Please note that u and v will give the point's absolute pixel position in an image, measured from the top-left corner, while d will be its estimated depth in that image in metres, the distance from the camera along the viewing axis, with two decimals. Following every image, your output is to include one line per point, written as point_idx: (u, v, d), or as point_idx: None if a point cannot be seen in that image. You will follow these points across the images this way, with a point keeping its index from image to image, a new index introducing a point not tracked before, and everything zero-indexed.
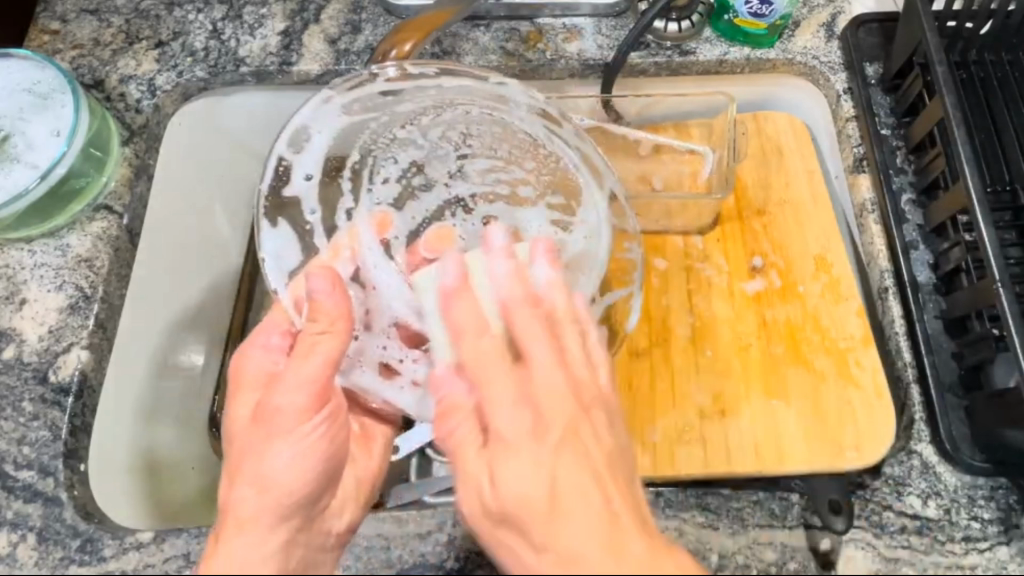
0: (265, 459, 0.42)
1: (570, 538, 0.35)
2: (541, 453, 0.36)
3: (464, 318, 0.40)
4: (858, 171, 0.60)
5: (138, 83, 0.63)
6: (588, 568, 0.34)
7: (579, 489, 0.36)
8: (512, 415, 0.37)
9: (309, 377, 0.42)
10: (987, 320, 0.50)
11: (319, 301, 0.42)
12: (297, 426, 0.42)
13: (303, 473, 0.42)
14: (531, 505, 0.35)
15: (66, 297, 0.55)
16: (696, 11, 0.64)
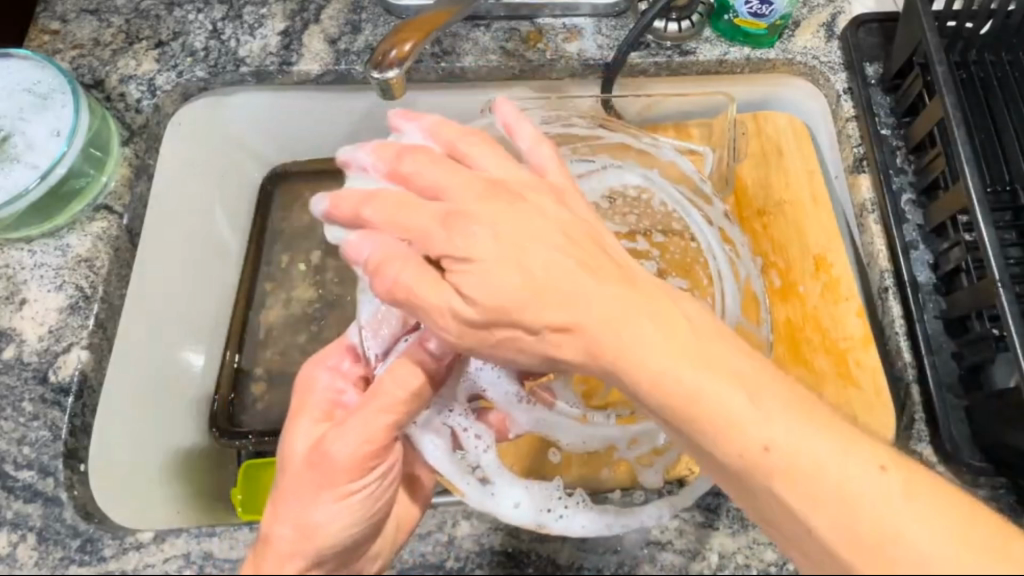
0: (312, 502, 0.41)
1: (641, 344, 0.34)
2: (644, 320, 0.34)
3: (354, 204, 0.39)
4: (859, 171, 0.60)
5: (138, 83, 0.63)
6: (729, 372, 0.33)
7: (656, 345, 0.33)
8: (541, 249, 0.36)
9: (370, 424, 0.41)
10: (987, 320, 0.50)
11: (427, 351, 0.42)
12: (346, 480, 0.41)
13: (345, 522, 0.41)
14: (557, 287, 0.35)
15: (66, 297, 0.55)
16: (696, 11, 0.64)
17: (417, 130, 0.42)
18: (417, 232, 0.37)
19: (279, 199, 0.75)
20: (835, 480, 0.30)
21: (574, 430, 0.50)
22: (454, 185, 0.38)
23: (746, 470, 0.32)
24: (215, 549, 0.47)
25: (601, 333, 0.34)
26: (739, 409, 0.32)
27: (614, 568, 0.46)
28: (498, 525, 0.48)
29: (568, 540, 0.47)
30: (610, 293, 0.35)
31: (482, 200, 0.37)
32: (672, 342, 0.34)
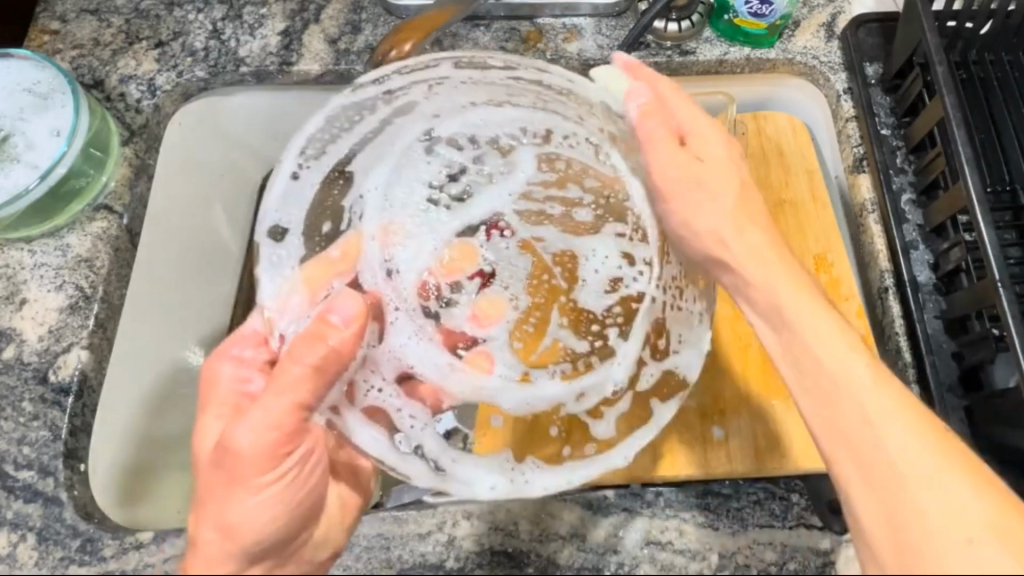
0: (230, 506, 0.40)
1: (769, 291, 0.42)
2: (770, 264, 0.43)
3: (655, 131, 0.45)
4: (859, 170, 0.60)
5: (137, 83, 0.63)
6: (834, 359, 0.39)
7: (785, 278, 0.43)
8: (782, 278, 0.43)
9: (273, 414, 0.39)
10: (987, 320, 0.50)
11: (330, 323, 0.40)
12: (257, 474, 0.40)
13: (273, 515, 0.40)
14: (774, 306, 0.42)
15: (66, 297, 0.55)
16: (696, 11, 0.64)
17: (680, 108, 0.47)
18: (738, 265, 0.44)
19: None
20: (870, 406, 0.37)
21: (512, 394, 0.48)
22: (689, 193, 0.45)
23: (826, 396, 0.39)
24: None
25: (773, 322, 0.42)
26: (832, 354, 0.39)
27: (614, 567, 0.46)
28: (497, 524, 0.48)
29: (568, 540, 0.47)
30: (785, 272, 0.43)
31: (707, 173, 0.46)
32: (754, 249, 0.44)
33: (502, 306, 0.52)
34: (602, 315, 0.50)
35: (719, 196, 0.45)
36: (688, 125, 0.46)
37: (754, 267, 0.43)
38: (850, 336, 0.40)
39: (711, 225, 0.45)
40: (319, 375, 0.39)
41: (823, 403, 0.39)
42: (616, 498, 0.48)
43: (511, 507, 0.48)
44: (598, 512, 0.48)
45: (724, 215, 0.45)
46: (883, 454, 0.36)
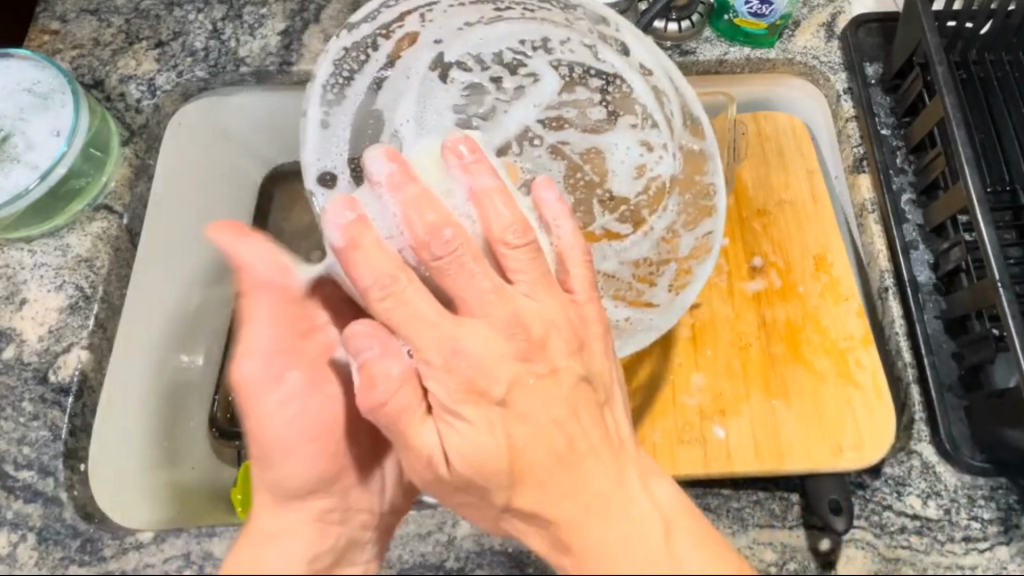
0: (267, 400, 0.42)
1: (472, 354, 0.37)
2: (476, 325, 0.37)
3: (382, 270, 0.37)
4: (858, 171, 0.60)
5: (138, 83, 0.63)
6: (517, 396, 0.37)
7: (490, 345, 0.37)
8: (479, 342, 0.37)
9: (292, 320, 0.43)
10: (987, 320, 0.50)
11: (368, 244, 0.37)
12: (269, 394, 0.42)
13: (303, 439, 0.42)
14: (470, 374, 0.37)
15: (66, 297, 0.55)
16: (696, 11, 0.64)
17: (464, 182, 0.41)
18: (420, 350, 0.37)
19: (279, 199, 0.75)
20: (551, 449, 0.37)
21: None
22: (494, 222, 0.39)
23: (504, 456, 0.37)
24: (215, 549, 0.47)
25: (458, 342, 0.37)
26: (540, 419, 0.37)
27: None
28: None
29: None
30: (506, 332, 0.37)
31: (471, 282, 0.38)
32: (502, 341, 0.37)
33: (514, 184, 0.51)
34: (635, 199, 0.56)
35: (493, 277, 0.38)
36: (488, 246, 0.39)
37: (457, 348, 0.37)
38: (556, 378, 0.38)
39: (397, 259, 0.38)
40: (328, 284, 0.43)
41: (554, 464, 0.37)
42: None
43: None
44: None
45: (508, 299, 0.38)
46: (585, 543, 0.37)
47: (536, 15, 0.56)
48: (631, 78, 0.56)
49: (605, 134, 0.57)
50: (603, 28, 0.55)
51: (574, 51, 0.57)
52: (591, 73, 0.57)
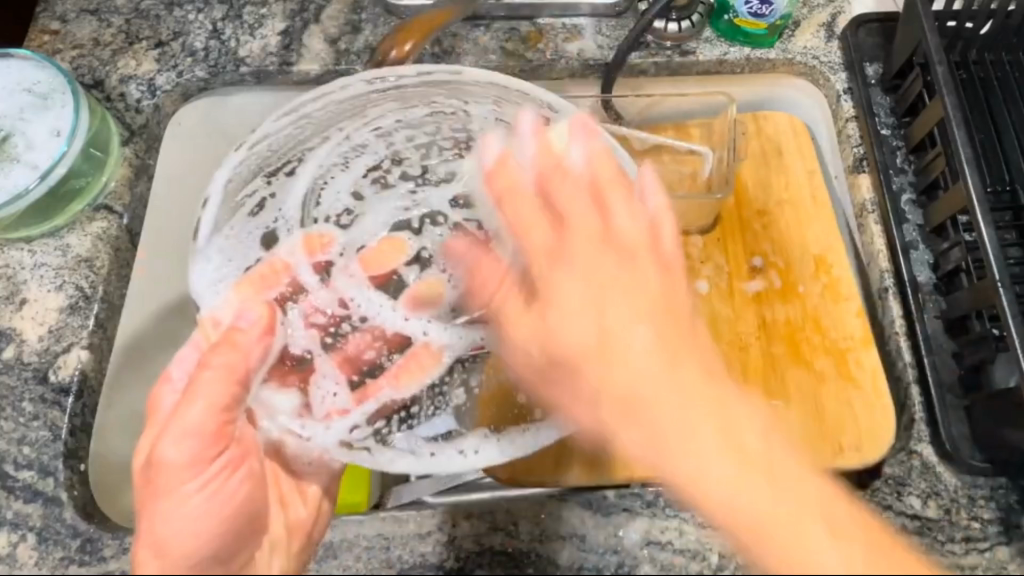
0: (163, 515, 0.40)
1: (641, 381, 0.41)
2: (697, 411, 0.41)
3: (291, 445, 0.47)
4: (859, 171, 0.60)
5: (138, 83, 0.63)
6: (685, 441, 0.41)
7: (657, 371, 0.41)
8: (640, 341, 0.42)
9: (192, 423, 0.40)
10: (987, 320, 0.50)
11: (240, 333, 0.42)
12: (186, 479, 0.40)
13: (207, 526, 0.41)
14: (632, 401, 0.41)
15: (66, 297, 0.55)
16: (696, 11, 0.64)
17: (582, 146, 0.46)
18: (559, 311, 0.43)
19: None
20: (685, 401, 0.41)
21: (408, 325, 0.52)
22: (596, 161, 0.45)
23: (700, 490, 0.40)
24: None
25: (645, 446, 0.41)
26: (693, 419, 0.41)
27: (614, 567, 0.46)
28: (497, 524, 0.48)
29: (568, 540, 0.47)
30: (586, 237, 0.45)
31: (575, 206, 0.45)
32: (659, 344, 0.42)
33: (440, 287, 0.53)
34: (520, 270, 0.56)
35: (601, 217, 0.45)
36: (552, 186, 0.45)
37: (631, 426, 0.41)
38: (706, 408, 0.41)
39: (231, 389, 0.41)
40: (232, 374, 0.41)
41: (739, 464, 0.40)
42: (617, 498, 0.48)
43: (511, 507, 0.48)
44: (599, 512, 0.48)
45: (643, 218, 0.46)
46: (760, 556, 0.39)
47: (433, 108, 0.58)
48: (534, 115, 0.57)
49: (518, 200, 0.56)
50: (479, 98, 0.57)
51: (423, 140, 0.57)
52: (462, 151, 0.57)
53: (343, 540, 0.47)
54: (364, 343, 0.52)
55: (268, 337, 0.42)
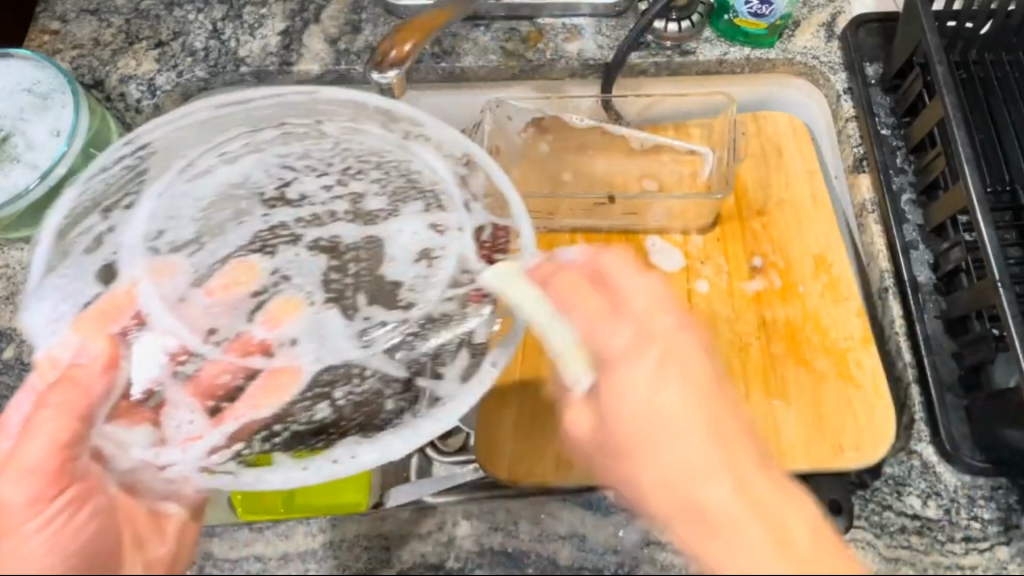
0: (18, 550, 0.41)
1: (693, 481, 0.42)
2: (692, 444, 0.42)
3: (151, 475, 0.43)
4: (858, 171, 0.60)
5: (137, 83, 0.63)
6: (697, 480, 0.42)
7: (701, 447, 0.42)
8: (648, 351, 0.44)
9: (26, 463, 0.40)
10: (987, 320, 0.50)
11: (77, 367, 0.41)
12: (24, 521, 0.41)
13: (42, 565, 0.40)
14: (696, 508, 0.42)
15: None
16: (696, 11, 0.64)
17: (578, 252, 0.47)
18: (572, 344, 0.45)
19: None
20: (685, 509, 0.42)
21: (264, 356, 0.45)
22: (656, 295, 0.46)
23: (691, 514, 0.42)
24: (215, 549, 0.47)
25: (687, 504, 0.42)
26: (684, 441, 0.42)
27: (614, 567, 0.46)
28: (497, 524, 0.48)
29: (568, 540, 0.47)
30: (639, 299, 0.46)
31: (594, 287, 0.46)
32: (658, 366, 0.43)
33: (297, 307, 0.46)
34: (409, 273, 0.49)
35: (634, 293, 0.46)
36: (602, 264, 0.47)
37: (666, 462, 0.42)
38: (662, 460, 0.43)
39: (67, 425, 0.40)
40: (69, 411, 0.40)
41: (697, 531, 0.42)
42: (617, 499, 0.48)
43: (511, 507, 0.48)
44: (599, 512, 0.48)
45: (648, 286, 0.46)
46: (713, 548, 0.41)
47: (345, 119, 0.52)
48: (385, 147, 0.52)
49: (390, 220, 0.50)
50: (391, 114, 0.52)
51: (297, 165, 0.51)
52: (352, 175, 0.51)
53: (343, 540, 0.47)
54: (221, 369, 0.44)
55: (111, 372, 0.41)
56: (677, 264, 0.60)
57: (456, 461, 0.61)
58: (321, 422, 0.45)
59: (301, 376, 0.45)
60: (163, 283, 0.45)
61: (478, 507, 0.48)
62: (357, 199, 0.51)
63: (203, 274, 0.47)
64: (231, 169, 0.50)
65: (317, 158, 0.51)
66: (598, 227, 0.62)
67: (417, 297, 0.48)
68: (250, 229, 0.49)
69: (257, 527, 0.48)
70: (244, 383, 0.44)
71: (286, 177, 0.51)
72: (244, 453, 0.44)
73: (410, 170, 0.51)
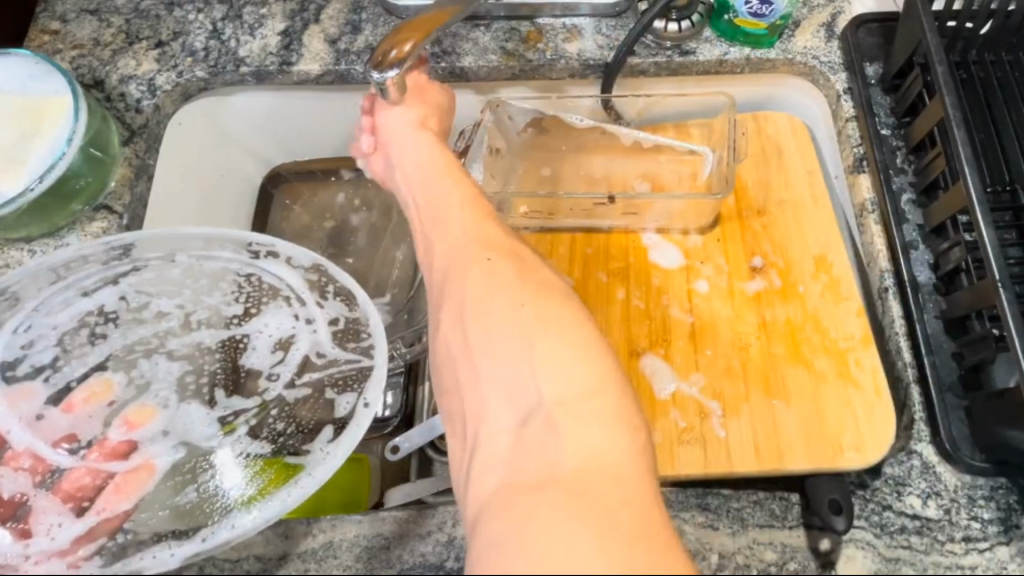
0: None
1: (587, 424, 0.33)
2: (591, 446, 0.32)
3: None
4: (859, 170, 0.60)
5: (137, 83, 0.63)
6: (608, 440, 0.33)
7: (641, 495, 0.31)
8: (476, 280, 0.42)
9: None
10: (987, 320, 0.50)
11: None
12: None
13: None
14: (595, 462, 0.31)
15: (80, 307, 0.55)
16: (696, 11, 0.64)
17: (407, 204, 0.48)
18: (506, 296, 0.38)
19: (279, 199, 0.76)
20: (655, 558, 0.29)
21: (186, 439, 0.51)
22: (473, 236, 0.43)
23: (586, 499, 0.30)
24: (214, 549, 0.46)
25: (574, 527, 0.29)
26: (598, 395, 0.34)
27: None
28: None
29: None
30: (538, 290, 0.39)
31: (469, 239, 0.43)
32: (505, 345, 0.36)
33: (154, 412, 0.52)
34: (270, 368, 0.55)
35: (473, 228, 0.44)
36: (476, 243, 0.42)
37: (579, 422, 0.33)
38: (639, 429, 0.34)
39: None
40: None
41: (585, 502, 0.30)
42: None
43: None
44: None
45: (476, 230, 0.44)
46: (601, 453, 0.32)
47: (287, 339, 0.56)
48: (297, 285, 0.57)
49: (253, 320, 0.57)
50: (297, 309, 0.57)
51: (224, 287, 0.57)
52: (206, 291, 0.57)
53: (343, 540, 0.47)
54: (83, 472, 0.48)
55: None
56: (676, 263, 0.60)
57: None
58: (187, 503, 0.47)
59: (159, 471, 0.49)
60: (19, 405, 0.51)
61: None
62: (222, 307, 0.57)
63: (64, 389, 0.52)
64: (90, 300, 0.55)
65: (173, 283, 0.57)
66: (598, 227, 0.62)
67: (272, 383, 0.54)
68: (182, 364, 0.55)
69: None
70: (104, 482, 0.48)
71: (141, 300, 0.56)
72: (110, 546, 0.45)
73: (263, 282, 0.58)
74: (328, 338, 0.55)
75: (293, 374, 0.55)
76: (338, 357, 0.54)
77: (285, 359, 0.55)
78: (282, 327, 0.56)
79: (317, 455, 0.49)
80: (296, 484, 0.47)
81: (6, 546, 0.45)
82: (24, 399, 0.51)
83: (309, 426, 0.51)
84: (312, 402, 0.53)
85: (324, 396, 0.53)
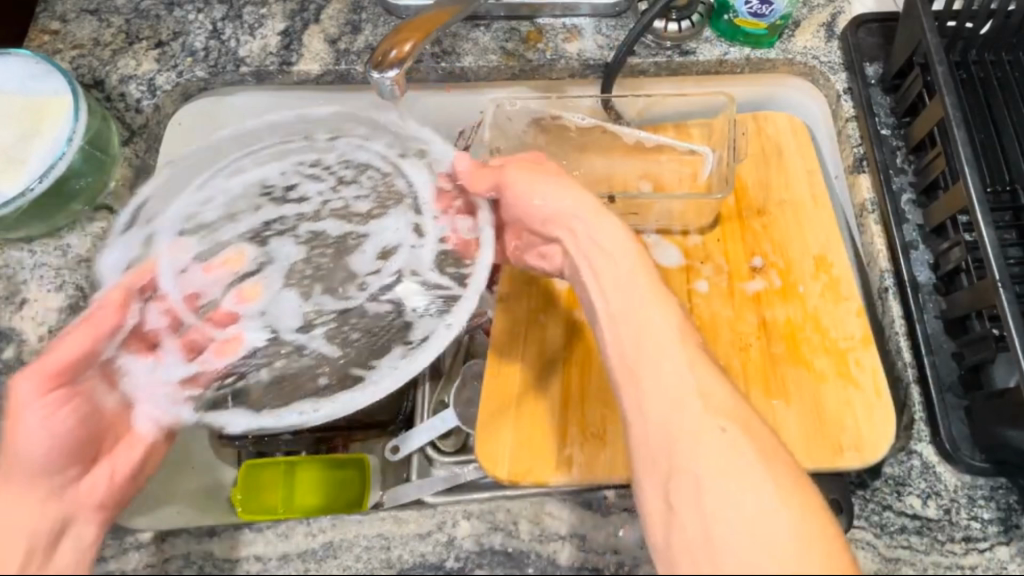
0: (16, 430, 0.42)
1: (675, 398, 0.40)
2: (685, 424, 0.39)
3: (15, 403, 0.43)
4: (859, 170, 0.60)
5: (137, 83, 0.63)
6: (724, 474, 0.37)
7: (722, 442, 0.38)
8: (664, 319, 0.43)
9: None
10: (987, 320, 0.50)
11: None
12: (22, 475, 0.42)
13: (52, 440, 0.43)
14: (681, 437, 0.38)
15: (67, 297, 0.56)
16: (696, 11, 0.64)
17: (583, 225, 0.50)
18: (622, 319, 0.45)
19: None
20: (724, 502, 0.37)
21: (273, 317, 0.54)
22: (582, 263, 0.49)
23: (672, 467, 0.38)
24: (214, 549, 0.47)
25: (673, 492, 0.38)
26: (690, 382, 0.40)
27: (614, 567, 0.46)
28: (497, 524, 0.48)
29: (568, 540, 0.47)
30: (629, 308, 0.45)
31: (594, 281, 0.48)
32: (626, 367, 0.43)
33: (259, 292, 0.55)
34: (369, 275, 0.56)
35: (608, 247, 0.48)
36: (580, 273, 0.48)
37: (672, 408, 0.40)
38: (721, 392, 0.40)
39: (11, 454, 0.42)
40: None
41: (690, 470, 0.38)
42: (618, 499, 0.50)
43: (511, 507, 0.48)
44: (598, 511, 0.48)
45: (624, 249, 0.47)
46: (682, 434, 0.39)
47: (390, 253, 0.57)
48: (421, 187, 0.58)
49: (377, 220, 0.58)
50: (420, 222, 0.57)
51: (364, 183, 0.59)
52: (343, 184, 0.60)
53: (343, 540, 0.47)
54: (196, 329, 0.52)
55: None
56: (677, 262, 0.60)
57: (456, 458, 0.63)
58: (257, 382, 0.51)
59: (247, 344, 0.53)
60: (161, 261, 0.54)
61: (478, 507, 0.48)
62: (346, 206, 0.59)
63: (208, 251, 0.56)
64: (200, 193, 0.58)
65: (321, 167, 0.60)
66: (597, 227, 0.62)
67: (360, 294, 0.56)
68: (302, 249, 0.58)
69: (257, 526, 0.48)
70: (205, 338, 0.52)
71: (293, 180, 0.60)
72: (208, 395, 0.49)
73: (394, 187, 0.59)
74: (429, 259, 0.55)
75: (378, 288, 0.55)
76: (433, 280, 0.54)
77: (380, 268, 0.56)
78: (384, 234, 0.57)
79: (390, 360, 0.51)
80: (360, 390, 0.50)
81: (141, 362, 0.49)
82: (172, 252, 0.54)
83: (382, 338, 0.53)
84: (390, 321, 0.54)
85: (400, 317, 0.53)
